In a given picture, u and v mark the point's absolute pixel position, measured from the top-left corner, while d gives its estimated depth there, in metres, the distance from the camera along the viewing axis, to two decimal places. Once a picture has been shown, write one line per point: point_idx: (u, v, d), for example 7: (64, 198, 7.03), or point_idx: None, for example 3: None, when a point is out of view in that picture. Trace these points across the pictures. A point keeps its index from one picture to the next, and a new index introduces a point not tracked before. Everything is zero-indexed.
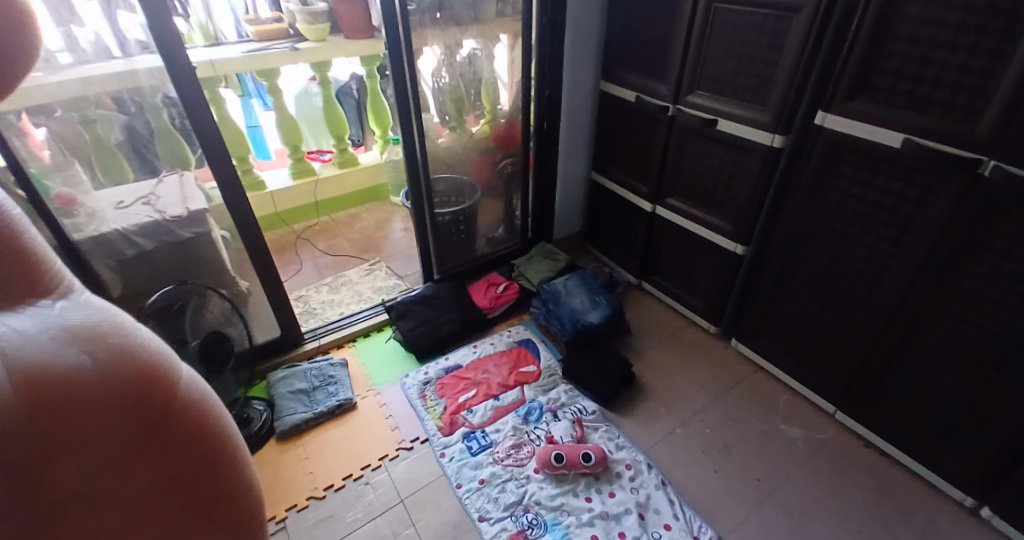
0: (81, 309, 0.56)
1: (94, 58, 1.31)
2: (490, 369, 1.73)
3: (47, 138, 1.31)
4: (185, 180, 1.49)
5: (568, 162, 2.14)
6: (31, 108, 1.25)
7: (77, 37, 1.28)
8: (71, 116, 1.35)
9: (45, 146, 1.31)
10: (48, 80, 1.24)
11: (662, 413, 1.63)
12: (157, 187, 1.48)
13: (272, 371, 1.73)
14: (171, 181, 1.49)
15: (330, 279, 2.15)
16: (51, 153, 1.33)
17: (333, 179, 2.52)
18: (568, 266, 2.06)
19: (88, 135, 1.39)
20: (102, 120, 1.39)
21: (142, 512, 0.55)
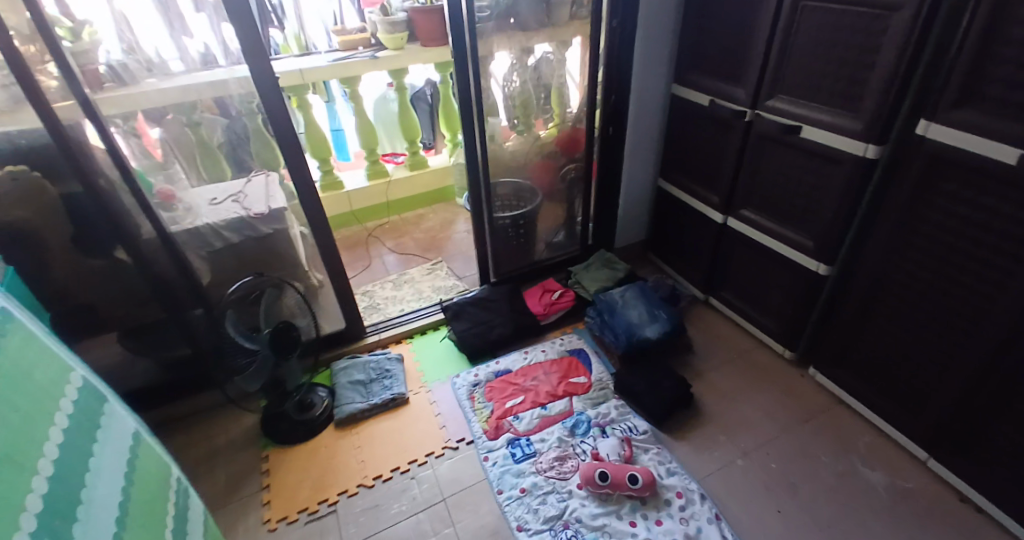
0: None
1: (201, 67, 1.46)
2: (539, 376, 1.71)
3: (159, 138, 1.56)
4: (271, 180, 1.64)
5: (634, 169, 2.07)
6: (147, 111, 1.50)
7: (188, 47, 1.43)
8: (180, 119, 1.58)
9: (158, 145, 1.56)
10: (160, 86, 1.48)
11: (720, 439, 1.53)
12: (246, 186, 1.64)
13: (335, 361, 1.84)
14: (258, 181, 1.64)
15: (394, 276, 2.24)
16: (164, 152, 1.57)
17: (404, 181, 2.63)
18: (627, 276, 2.00)
19: (194, 137, 1.62)
20: (206, 123, 1.61)
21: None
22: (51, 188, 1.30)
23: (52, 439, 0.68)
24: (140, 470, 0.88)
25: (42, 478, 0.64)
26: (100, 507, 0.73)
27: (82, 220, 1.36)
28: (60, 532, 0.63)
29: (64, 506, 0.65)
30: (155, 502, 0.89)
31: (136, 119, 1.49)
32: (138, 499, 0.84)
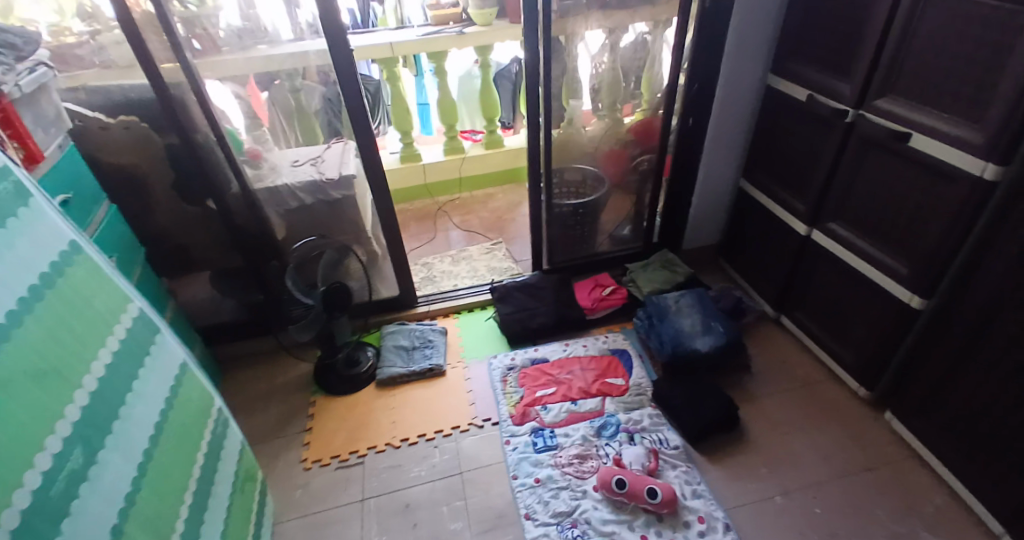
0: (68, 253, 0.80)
1: (309, 37, 1.51)
2: (575, 370, 1.68)
3: (268, 100, 1.66)
4: (347, 148, 1.73)
5: (713, 167, 1.91)
6: (258, 75, 1.61)
7: (299, 18, 1.49)
8: (285, 85, 1.64)
9: (265, 108, 1.67)
10: (269, 53, 1.56)
11: (761, 470, 1.40)
12: (325, 152, 1.75)
13: (384, 324, 1.95)
14: (336, 148, 1.75)
15: (454, 252, 2.33)
16: (269, 115, 1.69)
17: (478, 158, 2.67)
18: (687, 281, 1.87)
19: (295, 102, 1.67)
20: (306, 91, 1.65)
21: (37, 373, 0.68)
22: (155, 136, 1.49)
23: (101, 359, 0.81)
24: (183, 397, 1.00)
25: (85, 392, 0.76)
26: (136, 425, 0.85)
27: (181, 170, 1.56)
28: (93, 440, 0.75)
29: (100, 419, 0.77)
30: (193, 426, 1.02)
31: (247, 83, 1.60)
32: (176, 422, 0.96)
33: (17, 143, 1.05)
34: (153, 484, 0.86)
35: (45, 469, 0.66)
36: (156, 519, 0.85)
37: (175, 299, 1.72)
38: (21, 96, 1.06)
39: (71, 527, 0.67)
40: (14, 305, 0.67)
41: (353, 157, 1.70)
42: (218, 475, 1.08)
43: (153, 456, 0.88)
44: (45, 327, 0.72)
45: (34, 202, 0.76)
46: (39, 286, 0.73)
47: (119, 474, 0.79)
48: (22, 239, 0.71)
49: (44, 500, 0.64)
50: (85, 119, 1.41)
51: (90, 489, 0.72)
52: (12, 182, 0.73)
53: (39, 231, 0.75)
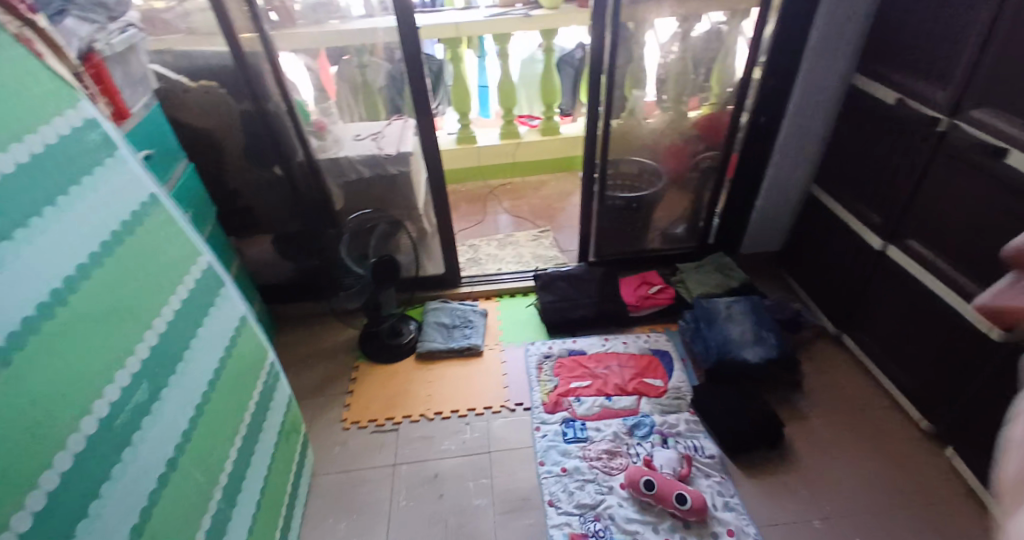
0: (147, 203, 0.87)
1: (379, 14, 1.54)
2: (612, 366, 1.67)
3: (336, 74, 1.69)
4: (406, 126, 1.74)
5: (781, 169, 1.82)
6: (330, 49, 1.64)
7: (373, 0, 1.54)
8: (353, 60, 1.65)
9: (333, 81, 1.70)
10: (342, 27, 1.61)
11: (800, 491, 1.34)
12: (386, 128, 1.77)
13: (428, 301, 2.00)
14: (396, 126, 1.76)
15: (501, 237, 2.35)
16: (336, 88, 1.72)
17: (534, 144, 2.66)
18: (742, 286, 1.79)
19: (362, 77, 1.69)
20: (372, 67, 1.66)
21: (113, 311, 0.75)
22: (231, 100, 1.58)
23: (170, 305, 0.87)
24: (241, 347, 1.07)
25: (154, 333, 0.82)
26: (196, 368, 0.91)
27: (253, 135, 1.64)
28: (157, 378, 0.81)
29: (165, 359, 0.84)
30: (248, 375, 1.09)
31: (317, 57, 1.65)
32: (233, 370, 1.03)
33: (107, 98, 1.13)
34: (208, 424, 0.93)
35: (113, 400, 0.72)
36: (207, 457, 0.91)
37: (240, 257, 1.83)
38: (112, 54, 1.15)
39: (132, 455, 0.74)
40: (96, 247, 0.74)
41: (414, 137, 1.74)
42: (267, 424, 1.15)
43: (210, 399, 0.95)
44: (123, 271, 0.78)
45: (118, 153, 0.83)
46: (120, 232, 0.79)
47: (178, 411, 0.85)
48: (106, 187, 0.78)
49: (109, 427, 0.71)
50: (170, 81, 1.51)
51: (151, 423, 0.79)
52: (100, 133, 0.80)
53: (121, 180, 0.82)
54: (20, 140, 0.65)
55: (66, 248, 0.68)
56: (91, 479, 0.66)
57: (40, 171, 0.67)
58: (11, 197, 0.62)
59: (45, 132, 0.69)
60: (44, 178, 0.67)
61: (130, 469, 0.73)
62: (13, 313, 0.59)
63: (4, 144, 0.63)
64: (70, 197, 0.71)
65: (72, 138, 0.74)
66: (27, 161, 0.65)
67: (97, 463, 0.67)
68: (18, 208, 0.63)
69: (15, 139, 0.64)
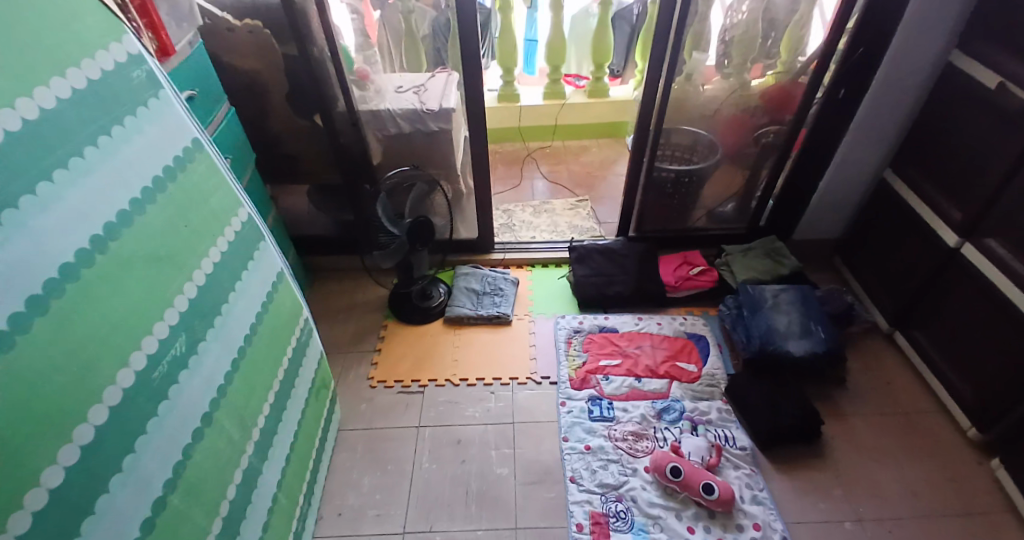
0: (190, 150, 0.84)
1: None
2: (644, 346, 1.63)
3: (379, 20, 1.69)
4: (450, 80, 1.71)
5: (851, 154, 1.67)
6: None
7: None
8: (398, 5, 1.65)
9: (376, 28, 1.70)
10: None
11: (833, 493, 1.29)
12: (428, 81, 1.74)
13: (460, 265, 1.97)
14: (439, 78, 1.73)
15: (536, 203, 2.31)
16: (378, 35, 1.70)
17: (579, 106, 2.58)
18: (792, 275, 1.69)
19: (405, 24, 1.67)
20: (417, 13, 1.65)
21: (153, 263, 0.73)
22: (276, 46, 1.52)
23: (211, 257, 0.86)
24: (277, 303, 1.06)
25: (194, 285, 0.81)
26: (233, 323, 0.91)
27: (295, 81, 1.60)
28: (195, 331, 0.81)
29: (203, 313, 0.83)
30: (283, 331, 1.08)
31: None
32: (268, 325, 1.03)
33: (152, 34, 1.10)
34: (243, 379, 0.93)
35: (151, 353, 0.71)
36: (241, 412, 0.92)
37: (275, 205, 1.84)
38: None
39: (168, 408, 0.74)
40: (138, 194, 0.71)
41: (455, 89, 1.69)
42: (299, 379, 1.16)
43: (246, 354, 0.94)
44: (164, 219, 0.76)
45: (163, 93, 0.79)
46: (162, 179, 0.77)
47: (214, 366, 0.85)
48: (149, 130, 0.75)
49: (146, 380, 0.70)
50: (215, 18, 1.45)
51: (187, 376, 0.78)
52: (145, 71, 0.76)
53: (165, 122, 0.78)
54: (63, 74, 0.61)
55: (107, 194, 0.66)
56: (126, 431, 0.66)
57: (83, 110, 0.64)
58: (52, 137, 0.59)
59: (88, 67, 0.65)
60: (87, 117, 0.64)
61: (166, 422, 0.73)
62: (53, 260, 0.57)
63: (47, 78, 0.59)
64: (113, 139, 0.68)
65: (115, 75, 0.70)
66: (69, 97, 0.62)
67: (133, 415, 0.67)
68: (59, 149, 0.60)
69: (58, 73, 0.61)
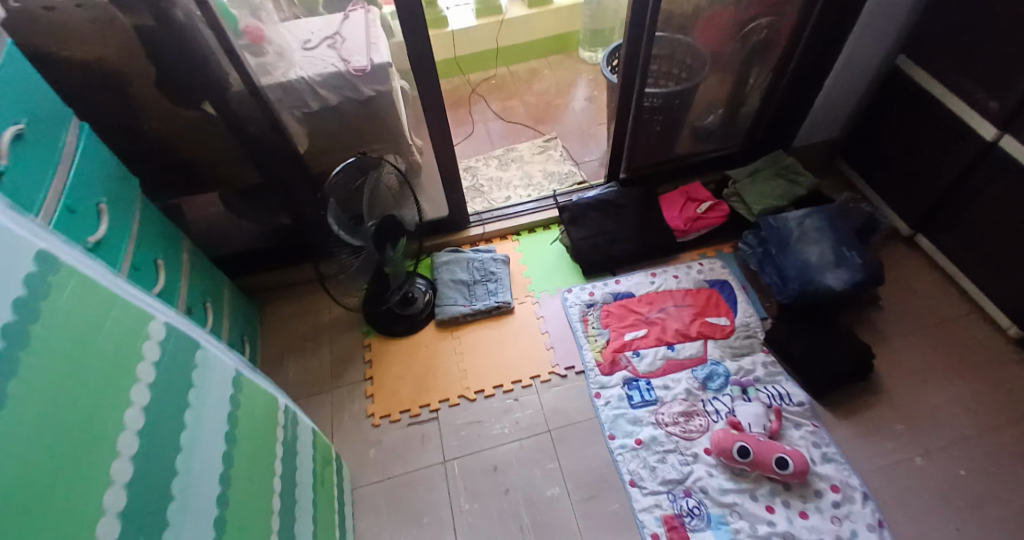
0: (37, 283, 0.51)
1: None
2: (668, 308, 1.47)
3: None
4: (370, 17, 1.40)
5: (860, 42, 1.50)
6: None
7: None
8: None
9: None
10: None
11: (896, 428, 1.25)
12: (343, 25, 1.38)
13: (438, 251, 1.72)
14: (356, 17, 1.39)
15: (500, 153, 2.03)
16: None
17: (520, 22, 2.21)
18: (808, 195, 1.57)
19: None
20: None
21: (41, 502, 0.43)
22: (122, 18, 1.07)
23: (130, 427, 0.56)
24: (247, 416, 0.79)
25: (120, 487, 0.53)
26: (196, 493, 0.63)
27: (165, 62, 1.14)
28: None
29: (149, 514, 0.55)
30: (265, 447, 0.81)
31: None
32: (246, 454, 0.75)
33: None
34: None
35: None
36: None
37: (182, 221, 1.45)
38: None
39: None
40: None
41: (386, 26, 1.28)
42: (301, 485, 0.91)
43: (228, 518, 0.68)
44: (32, 421, 0.45)
45: None
46: (6, 351, 0.45)
47: None
48: None
49: None
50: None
51: None
52: None
53: None
54: None
55: None
56: None
57: None
58: None
59: None
60: None
61: None
62: None
63: None
64: None
65: None
66: None
67: None
68: None
69: None
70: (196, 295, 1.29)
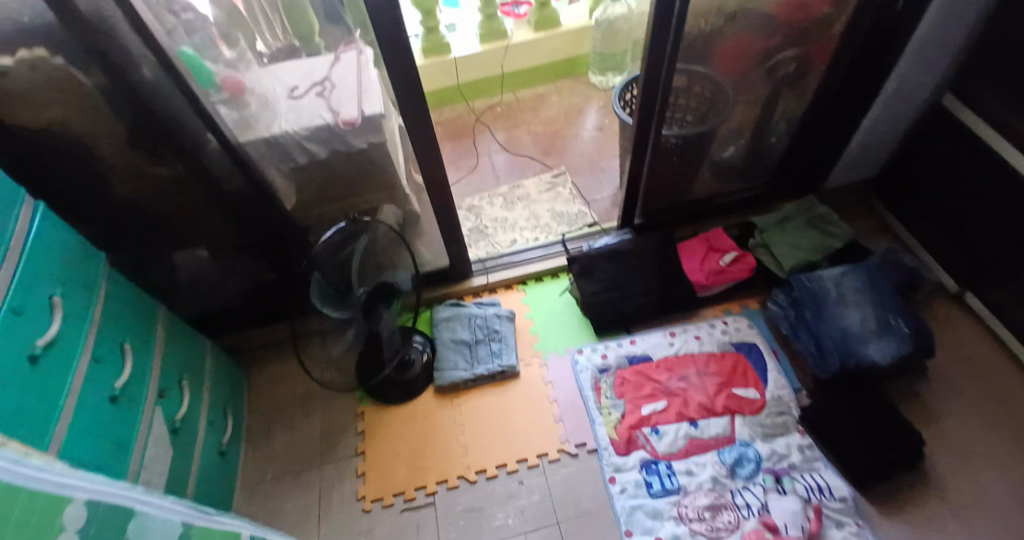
0: None
1: None
2: (689, 376, 1.33)
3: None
4: (362, 60, 1.15)
5: (906, 79, 1.35)
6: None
7: None
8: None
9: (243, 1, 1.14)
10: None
11: (949, 526, 1.10)
12: (333, 68, 1.19)
13: (438, 302, 1.59)
14: (347, 59, 1.18)
15: (505, 190, 1.90)
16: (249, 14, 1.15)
17: (526, 47, 2.08)
18: (844, 248, 1.42)
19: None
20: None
21: None
22: (84, 79, 0.95)
23: None
24: None
25: None
26: None
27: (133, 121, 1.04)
28: None
29: None
30: None
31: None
32: None
33: None
34: None
35: None
36: None
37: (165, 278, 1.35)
38: None
39: None
40: None
41: (373, 69, 1.13)
42: None
43: None
44: None
45: None
46: None
47: None
48: None
49: None
50: None
51: None
52: None
53: None
54: None
55: None
56: None
57: None
58: None
59: None
60: None
61: None
62: None
63: None
64: None
65: None
66: None
67: None
68: None
69: None
70: (170, 375, 1.16)
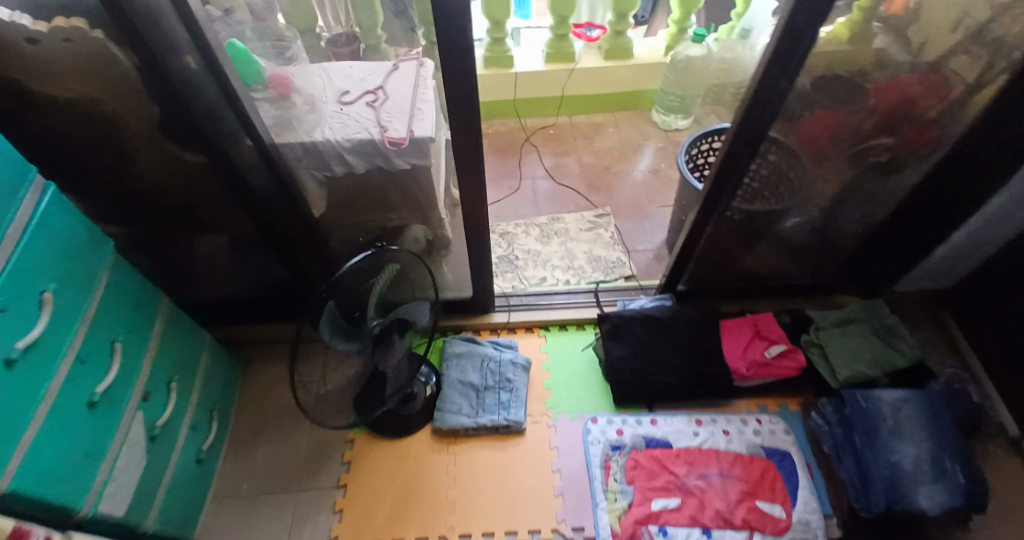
0: None
1: None
2: (711, 476, 1.20)
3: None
4: (422, 70, 1.05)
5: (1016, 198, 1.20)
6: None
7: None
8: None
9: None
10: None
11: None
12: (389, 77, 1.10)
13: (452, 333, 1.50)
14: (407, 68, 1.08)
15: (543, 221, 1.78)
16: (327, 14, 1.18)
17: (592, 72, 1.95)
18: (909, 366, 1.27)
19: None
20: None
21: None
22: (127, 60, 0.87)
23: None
24: None
25: None
26: None
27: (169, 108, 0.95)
28: None
29: None
30: None
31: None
32: None
33: None
34: None
35: None
36: None
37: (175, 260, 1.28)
38: None
39: None
40: None
41: (431, 82, 1.02)
42: None
43: None
44: None
45: None
46: None
47: None
48: None
49: None
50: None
51: None
52: None
53: None
54: None
55: None
56: None
57: None
58: None
59: None
60: None
61: None
62: None
63: None
64: None
65: None
66: None
67: None
68: None
69: None
70: (160, 375, 1.08)
